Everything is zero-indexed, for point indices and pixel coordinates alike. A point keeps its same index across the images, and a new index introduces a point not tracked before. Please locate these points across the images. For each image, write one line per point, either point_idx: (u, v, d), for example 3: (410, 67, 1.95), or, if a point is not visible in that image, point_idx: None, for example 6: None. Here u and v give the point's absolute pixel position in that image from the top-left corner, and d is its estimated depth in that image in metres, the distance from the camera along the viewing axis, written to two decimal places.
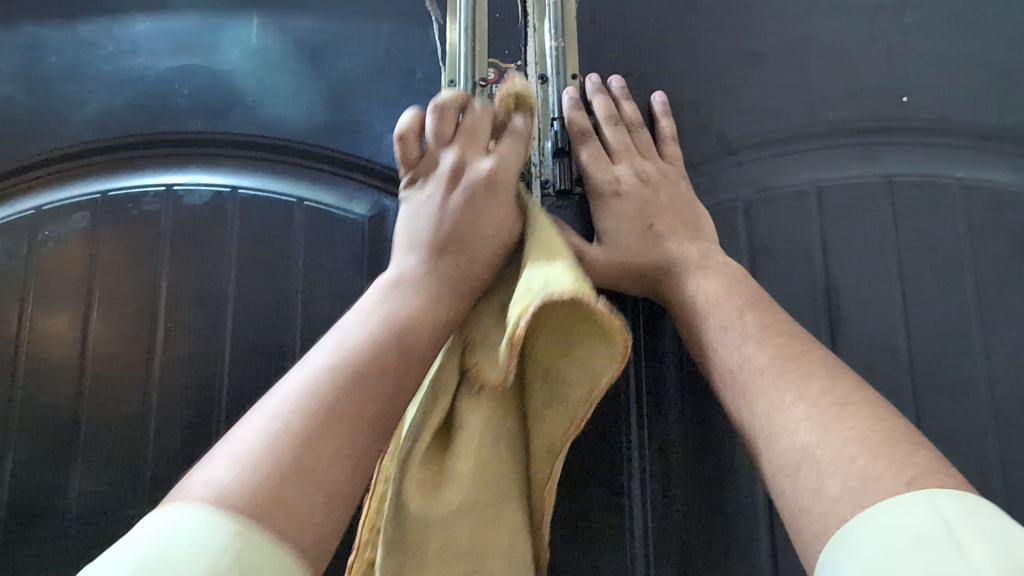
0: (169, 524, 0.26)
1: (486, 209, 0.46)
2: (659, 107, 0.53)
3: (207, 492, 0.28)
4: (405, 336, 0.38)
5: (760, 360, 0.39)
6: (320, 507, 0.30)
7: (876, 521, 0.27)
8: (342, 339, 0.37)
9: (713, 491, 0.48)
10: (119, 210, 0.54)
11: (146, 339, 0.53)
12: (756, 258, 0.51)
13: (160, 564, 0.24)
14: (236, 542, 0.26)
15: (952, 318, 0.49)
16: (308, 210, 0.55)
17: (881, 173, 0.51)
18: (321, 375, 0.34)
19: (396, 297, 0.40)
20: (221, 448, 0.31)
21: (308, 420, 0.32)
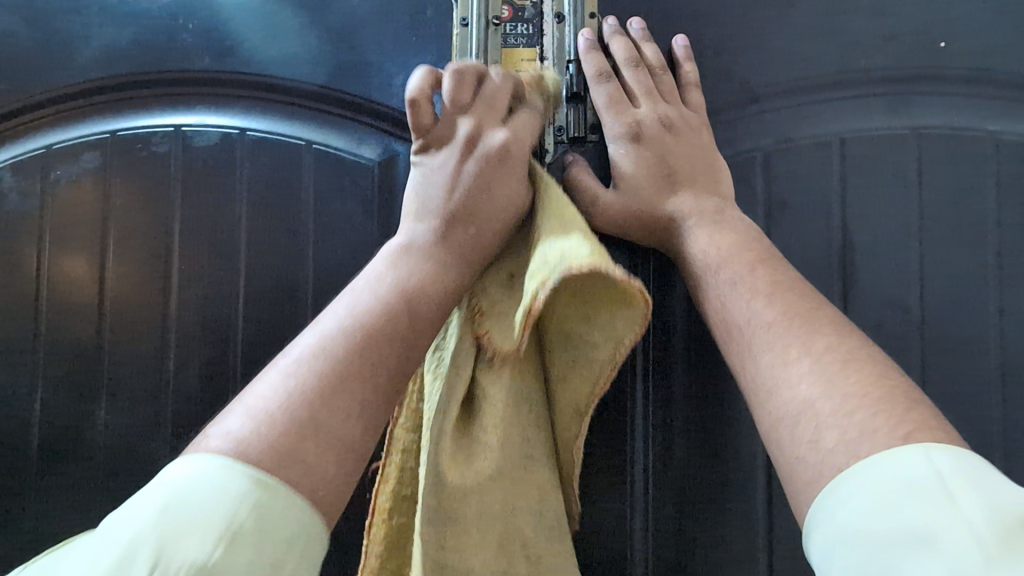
0: (194, 469, 0.28)
1: (497, 183, 0.43)
2: (680, 52, 0.51)
3: (226, 445, 0.30)
4: (414, 303, 0.39)
5: (769, 314, 0.38)
6: (334, 463, 0.32)
7: (867, 473, 0.28)
8: (353, 303, 0.38)
9: (713, 439, 0.49)
10: (128, 151, 0.54)
11: (162, 280, 0.53)
12: (771, 212, 0.50)
13: (185, 507, 0.27)
14: (256, 489, 0.28)
15: (968, 278, 0.48)
16: (316, 153, 0.54)
17: (908, 125, 0.49)
18: (332, 339, 0.36)
19: (405, 265, 0.40)
20: (238, 405, 0.33)
21: (321, 382, 0.34)
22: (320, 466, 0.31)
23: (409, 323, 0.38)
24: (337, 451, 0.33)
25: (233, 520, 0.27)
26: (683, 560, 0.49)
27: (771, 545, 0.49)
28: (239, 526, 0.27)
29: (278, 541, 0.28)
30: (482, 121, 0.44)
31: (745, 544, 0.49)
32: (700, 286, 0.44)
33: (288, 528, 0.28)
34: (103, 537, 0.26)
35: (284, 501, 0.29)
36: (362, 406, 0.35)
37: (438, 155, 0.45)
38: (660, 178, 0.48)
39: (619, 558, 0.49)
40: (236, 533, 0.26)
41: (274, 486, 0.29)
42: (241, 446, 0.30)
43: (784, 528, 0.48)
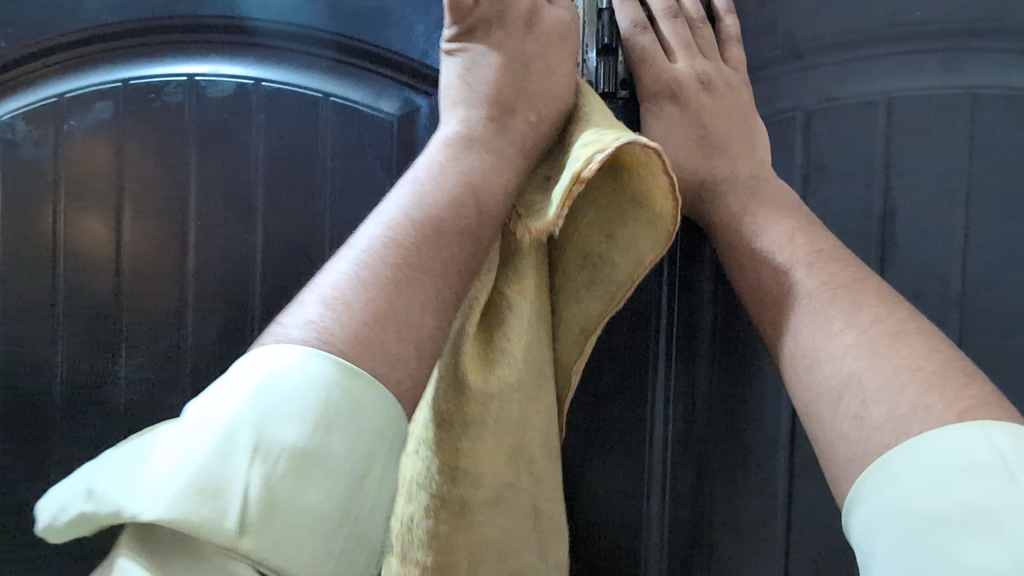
0: (275, 363, 0.28)
1: (554, 65, 0.44)
2: (722, 4, 0.48)
3: (313, 332, 0.30)
4: (481, 197, 0.38)
5: (809, 285, 0.37)
6: (413, 352, 0.32)
7: (922, 449, 0.27)
8: (411, 191, 0.38)
9: (736, 423, 0.49)
10: (142, 101, 0.53)
11: (179, 235, 0.53)
12: (809, 175, 0.48)
13: (271, 399, 0.27)
14: (339, 376, 0.29)
15: (1017, 248, 0.45)
16: (334, 106, 0.52)
17: (963, 85, 0.46)
18: (396, 223, 0.36)
19: (464, 157, 0.40)
20: (309, 293, 0.33)
21: (394, 269, 0.34)
22: (402, 353, 0.31)
23: (473, 213, 0.38)
24: (417, 339, 0.32)
25: (327, 408, 0.27)
26: (699, 531, 0.49)
27: (790, 519, 0.48)
28: (334, 414, 0.27)
29: (370, 429, 0.28)
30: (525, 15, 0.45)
31: (763, 516, 0.48)
32: (737, 252, 0.42)
33: (377, 419, 0.29)
34: (203, 418, 0.27)
35: (373, 392, 0.29)
36: (436, 289, 0.35)
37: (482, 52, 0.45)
38: (698, 141, 0.47)
39: (634, 529, 0.50)
40: (331, 419, 0.27)
41: (362, 377, 0.29)
42: (330, 327, 0.30)
43: (804, 503, 0.48)
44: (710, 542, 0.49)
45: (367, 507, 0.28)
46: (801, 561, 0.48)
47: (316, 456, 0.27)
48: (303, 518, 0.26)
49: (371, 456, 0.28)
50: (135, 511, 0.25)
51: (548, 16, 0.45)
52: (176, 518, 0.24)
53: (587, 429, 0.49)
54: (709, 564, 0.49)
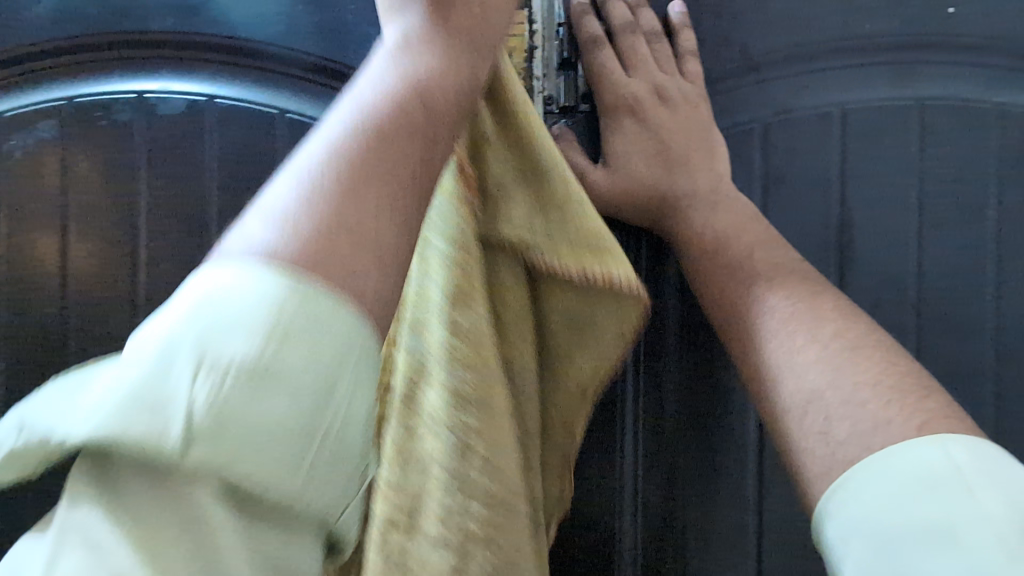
0: (221, 279, 0.22)
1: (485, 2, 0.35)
2: (678, 19, 0.48)
3: (255, 260, 0.23)
4: (425, 96, 0.30)
5: (770, 301, 0.37)
6: (376, 267, 0.25)
7: (884, 464, 0.27)
8: (354, 100, 0.29)
9: (706, 448, 0.49)
10: (88, 118, 0.51)
11: (130, 258, 0.51)
12: (769, 187, 0.48)
13: (217, 312, 0.22)
14: (288, 292, 0.22)
15: (968, 253, 0.46)
16: (290, 122, 0.51)
17: (913, 97, 0.47)
18: (345, 131, 0.27)
19: (408, 58, 0.31)
20: (251, 210, 0.25)
21: (339, 183, 0.25)
22: (361, 263, 0.24)
23: (433, 123, 0.29)
24: (379, 254, 0.25)
25: (279, 316, 0.22)
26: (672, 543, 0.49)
27: (759, 524, 0.48)
28: (288, 325, 0.22)
29: (331, 335, 0.22)
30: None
31: (733, 527, 0.48)
32: (702, 267, 0.42)
33: (342, 329, 0.23)
34: (136, 343, 0.22)
35: (331, 304, 0.23)
36: (394, 198, 0.26)
37: None
38: (658, 156, 0.46)
39: (607, 546, 0.49)
40: (286, 329, 0.22)
41: (314, 293, 0.23)
42: (274, 250, 0.23)
43: (772, 508, 0.48)
44: (682, 555, 0.49)
45: (338, 424, 0.22)
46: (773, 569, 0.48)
47: (274, 367, 0.21)
48: (258, 436, 0.21)
49: (339, 364, 0.23)
50: (62, 435, 0.21)
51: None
52: (107, 438, 0.20)
53: None
54: None
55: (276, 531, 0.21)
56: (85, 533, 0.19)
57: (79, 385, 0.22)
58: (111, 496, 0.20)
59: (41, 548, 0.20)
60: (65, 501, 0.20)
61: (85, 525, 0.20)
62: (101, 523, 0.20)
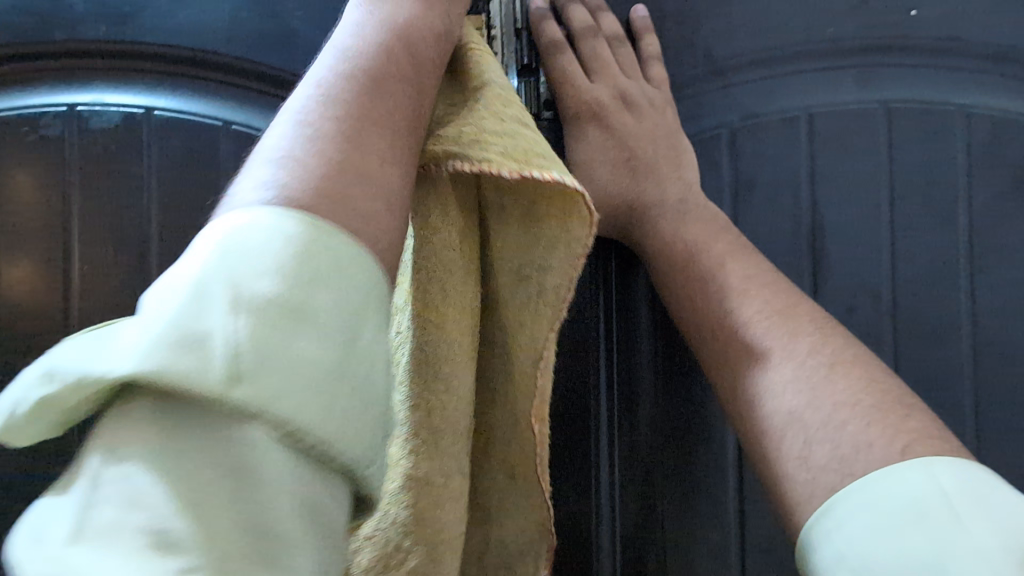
0: (229, 217, 0.21)
1: None
2: (640, 23, 0.47)
3: (267, 189, 0.23)
4: (415, 58, 0.31)
5: (744, 315, 0.36)
6: (384, 207, 0.25)
7: (867, 493, 0.26)
8: (336, 51, 0.30)
9: (683, 462, 0.46)
10: (13, 133, 0.47)
11: (61, 284, 0.47)
12: (739, 194, 0.47)
13: (234, 249, 0.20)
14: (307, 226, 0.21)
15: (941, 257, 0.46)
16: (235, 134, 0.48)
17: (879, 99, 0.46)
18: (335, 77, 0.28)
19: (379, 17, 0.32)
20: (253, 158, 0.25)
21: (341, 120, 0.26)
22: (374, 213, 0.25)
23: (415, 77, 0.31)
24: (388, 194, 0.26)
25: (302, 253, 0.21)
26: (652, 565, 0.47)
27: (742, 544, 0.46)
28: (314, 264, 0.21)
29: (354, 289, 0.22)
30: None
31: (716, 545, 0.46)
32: (672, 279, 0.40)
33: (365, 283, 0.22)
34: (165, 282, 0.20)
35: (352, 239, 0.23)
36: (393, 140, 0.28)
37: None
38: (623, 164, 0.44)
39: (585, 570, 0.47)
40: (313, 269, 0.21)
41: (331, 232, 0.22)
42: (285, 187, 0.23)
43: (756, 524, 0.45)
44: None
45: (371, 369, 0.21)
46: None
47: (304, 304, 0.20)
48: (300, 377, 0.19)
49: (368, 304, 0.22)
50: (96, 371, 0.18)
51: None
52: (152, 372, 0.17)
53: None
54: None
55: (314, 491, 0.19)
56: (124, 485, 0.17)
57: (104, 326, 0.19)
58: (167, 432, 0.18)
59: (71, 506, 0.17)
60: (104, 453, 0.18)
61: (126, 479, 0.17)
62: (146, 469, 0.17)
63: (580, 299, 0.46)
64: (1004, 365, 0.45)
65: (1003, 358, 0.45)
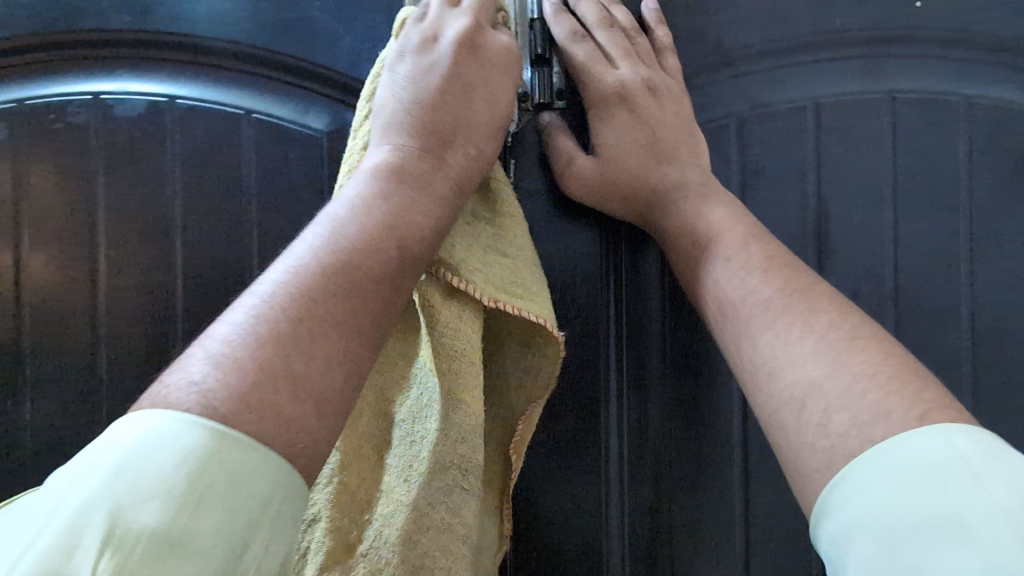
0: (144, 430, 0.24)
1: (497, 99, 0.41)
2: (651, 16, 0.48)
3: (194, 393, 0.26)
4: (405, 235, 0.34)
5: (764, 292, 0.37)
6: (314, 415, 0.28)
7: (887, 457, 0.27)
8: (328, 226, 0.33)
9: (690, 442, 0.48)
10: (40, 121, 0.48)
11: (88, 268, 0.48)
12: (747, 182, 0.48)
13: (133, 471, 0.23)
14: (213, 445, 0.24)
15: (942, 243, 0.47)
16: (257, 122, 0.49)
17: (884, 89, 0.47)
18: (310, 262, 0.31)
19: (376, 182, 0.35)
20: (203, 342, 0.28)
21: (296, 316, 0.29)
22: (298, 416, 0.27)
23: (391, 256, 0.33)
24: (318, 398, 0.28)
25: (192, 478, 0.23)
26: (658, 538, 0.49)
27: (748, 517, 0.48)
28: (199, 490, 0.23)
29: (249, 499, 0.24)
30: (463, 38, 0.40)
31: (722, 519, 0.48)
32: (695, 261, 0.42)
33: (260, 490, 0.25)
34: (54, 495, 0.23)
35: (257, 460, 0.25)
36: (341, 338, 0.30)
37: (441, 45, 0.40)
38: (650, 151, 0.45)
39: (593, 546, 0.48)
40: (202, 494, 0.23)
41: (236, 444, 0.25)
42: (214, 396, 0.26)
43: (761, 497, 0.48)
44: (670, 552, 0.48)
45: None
46: (761, 558, 0.48)
47: (179, 534, 0.23)
48: None
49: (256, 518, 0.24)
50: None
51: (492, 40, 0.41)
52: None
53: (546, 459, 0.48)
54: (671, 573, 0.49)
55: None
56: None
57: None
58: None
59: None
60: None
61: None
62: None
63: (593, 281, 0.48)
64: (1003, 347, 0.46)
65: (1000, 340, 0.46)
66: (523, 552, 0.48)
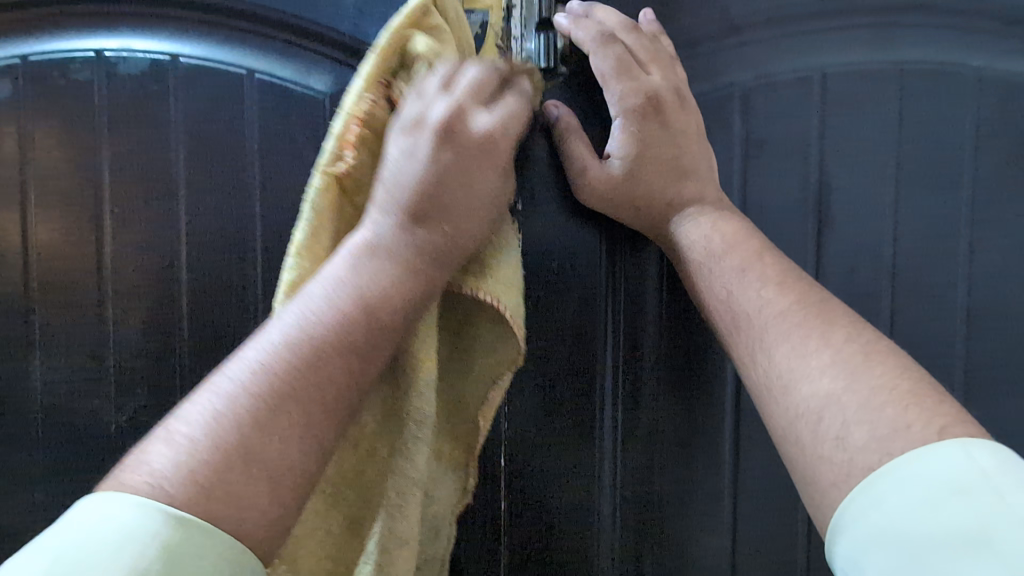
0: (100, 514, 0.26)
1: (479, 172, 0.35)
2: (651, 26, 0.46)
3: (151, 483, 0.27)
4: (374, 331, 0.32)
5: (780, 305, 0.37)
6: (268, 492, 0.29)
7: (908, 471, 0.27)
8: (300, 314, 0.31)
9: (683, 413, 0.49)
10: (43, 79, 0.48)
11: (94, 227, 0.49)
12: (749, 153, 0.48)
13: (79, 556, 0.24)
14: (163, 531, 0.25)
15: (944, 221, 0.47)
16: (258, 82, 0.49)
17: (891, 59, 0.47)
18: (281, 355, 0.30)
19: (354, 266, 0.32)
20: (170, 425, 0.29)
21: (255, 414, 0.29)
22: (250, 490, 0.28)
23: (361, 352, 0.31)
24: (270, 479, 0.28)
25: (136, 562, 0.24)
26: (648, 503, 0.50)
27: (736, 487, 0.49)
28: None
29: None
30: (452, 120, 0.34)
31: (710, 486, 0.49)
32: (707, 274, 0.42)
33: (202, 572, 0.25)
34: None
35: (203, 542, 0.26)
36: (303, 432, 0.30)
37: (429, 116, 0.35)
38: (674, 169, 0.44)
39: (584, 508, 0.49)
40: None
41: (186, 526, 0.26)
42: (167, 487, 0.27)
43: (752, 468, 0.49)
44: (660, 516, 0.50)
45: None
46: (750, 531, 0.50)
47: None
48: None
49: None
50: None
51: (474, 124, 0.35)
52: None
53: (540, 424, 0.49)
54: (661, 536, 0.50)
55: None
56: None
57: None
58: None
59: None
60: None
61: None
62: None
63: (590, 252, 0.48)
64: (997, 327, 0.47)
65: (996, 319, 0.47)
66: (515, 513, 0.49)
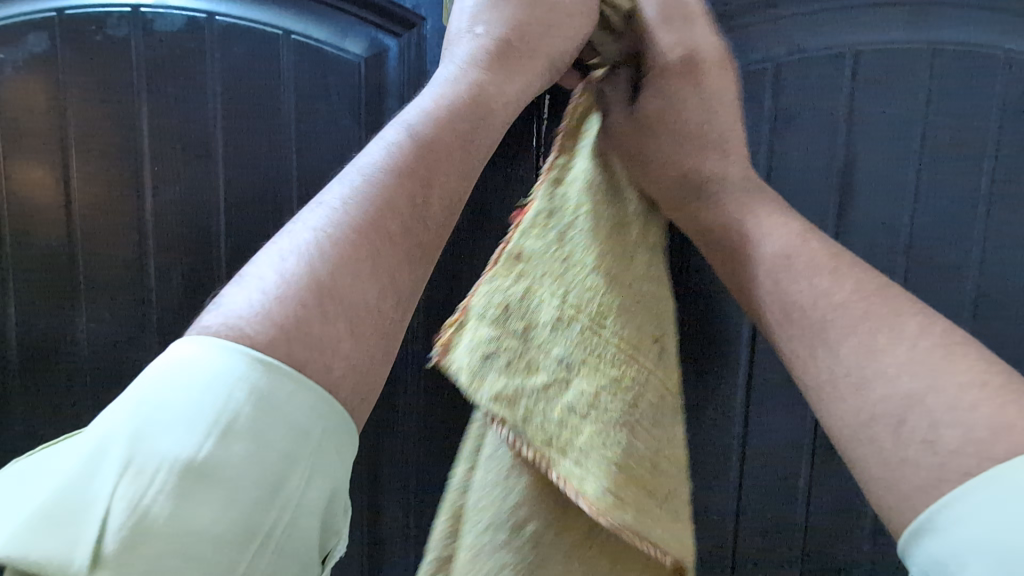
0: (198, 354, 0.28)
1: (540, 38, 0.41)
2: None
3: (235, 320, 0.29)
4: (423, 165, 0.35)
5: (838, 293, 0.37)
6: (347, 334, 0.31)
7: (1005, 484, 0.27)
8: (364, 163, 0.36)
9: (695, 383, 0.52)
10: (82, 34, 0.48)
11: (134, 183, 0.50)
12: (777, 127, 0.49)
13: (163, 399, 0.26)
14: (258, 371, 0.28)
15: (961, 203, 0.48)
16: (295, 45, 0.49)
17: (925, 39, 0.47)
18: (343, 207, 0.34)
19: (407, 132, 0.36)
20: (240, 281, 0.32)
21: (331, 249, 0.32)
22: (330, 334, 0.30)
23: (422, 208, 0.35)
24: (351, 316, 0.31)
25: (225, 413, 0.26)
26: None
27: (743, 451, 0.52)
28: (228, 425, 0.26)
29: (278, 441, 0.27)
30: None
31: (717, 452, 0.53)
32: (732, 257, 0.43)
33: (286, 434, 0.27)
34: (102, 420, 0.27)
35: (296, 408, 0.28)
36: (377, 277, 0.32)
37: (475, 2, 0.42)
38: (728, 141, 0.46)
39: None
40: (228, 423, 0.26)
41: (271, 363, 0.28)
42: (247, 325, 0.29)
43: (758, 433, 0.52)
44: None
45: (284, 519, 0.27)
46: (753, 491, 0.53)
47: (207, 466, 0.25)
48: (185, 538, 0.24)
49: (297, 453, 0.27)
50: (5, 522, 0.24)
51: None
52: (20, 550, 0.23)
53: None
54: None
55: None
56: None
57: (52, 445, 0.27)
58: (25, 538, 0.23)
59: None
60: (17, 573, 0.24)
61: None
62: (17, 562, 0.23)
63: None
64: (1006, 305, 0.49)
65: (1004, 298, 0.49)
66: None
